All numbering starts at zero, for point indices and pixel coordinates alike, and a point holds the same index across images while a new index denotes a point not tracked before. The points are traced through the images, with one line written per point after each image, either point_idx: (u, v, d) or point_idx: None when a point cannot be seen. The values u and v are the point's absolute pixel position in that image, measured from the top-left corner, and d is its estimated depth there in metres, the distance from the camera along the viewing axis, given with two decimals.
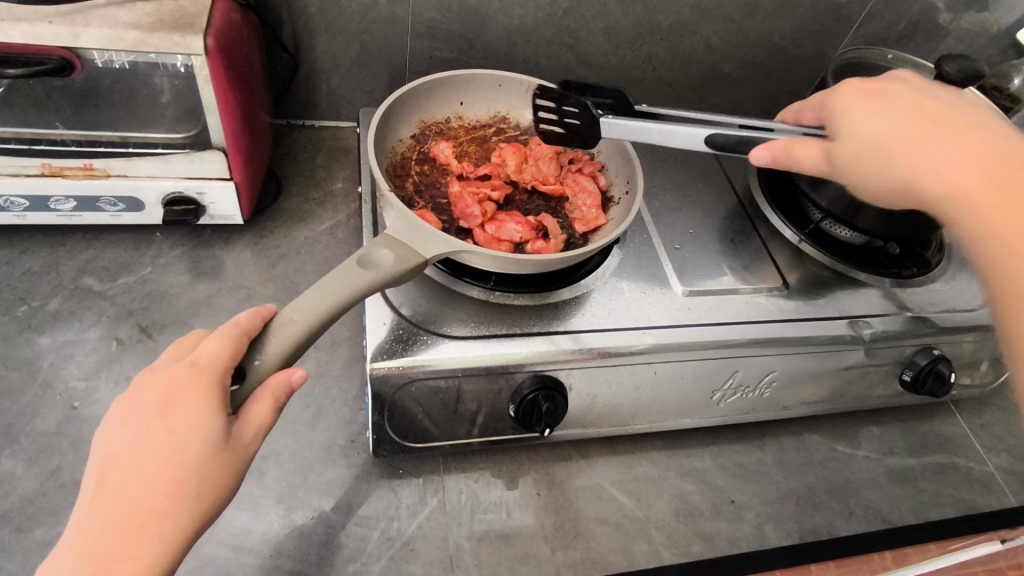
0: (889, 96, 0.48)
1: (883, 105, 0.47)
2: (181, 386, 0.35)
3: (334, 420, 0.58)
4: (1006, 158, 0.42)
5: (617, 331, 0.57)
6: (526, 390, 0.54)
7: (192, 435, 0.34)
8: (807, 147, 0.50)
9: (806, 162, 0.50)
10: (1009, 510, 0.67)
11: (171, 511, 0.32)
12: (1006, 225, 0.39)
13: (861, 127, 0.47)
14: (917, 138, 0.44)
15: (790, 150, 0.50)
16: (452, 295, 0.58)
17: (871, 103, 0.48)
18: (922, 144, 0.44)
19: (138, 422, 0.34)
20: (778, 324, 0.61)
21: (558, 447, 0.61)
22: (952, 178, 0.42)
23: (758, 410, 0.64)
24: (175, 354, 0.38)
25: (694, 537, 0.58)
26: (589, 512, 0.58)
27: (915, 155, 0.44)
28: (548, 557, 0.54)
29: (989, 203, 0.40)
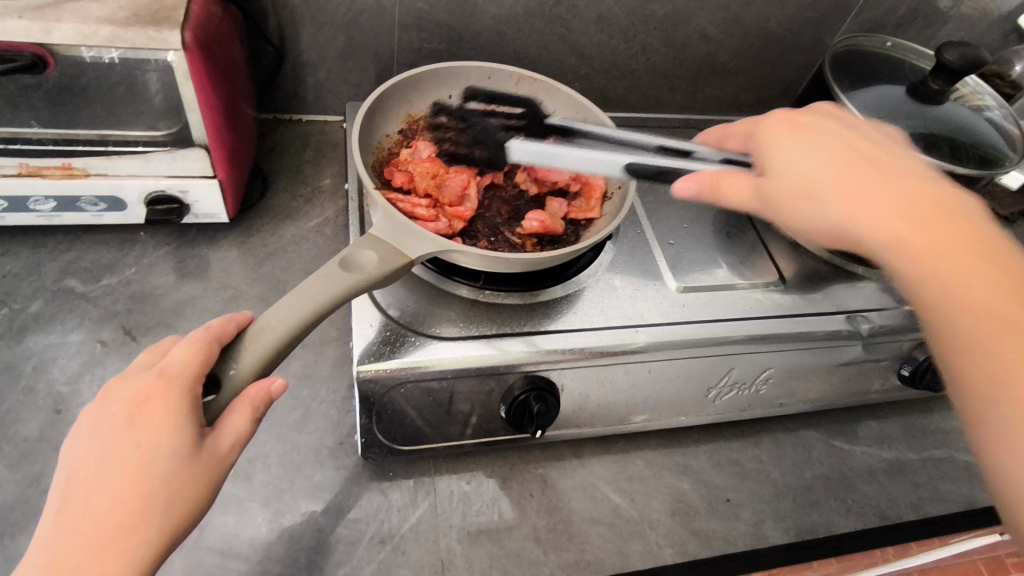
0: (813, 131, 0.48)
1: (813, 141, 0.47)
2: (149, 397, 0.34)
3: (322, 423, 0.57)
4: (925, 194, 0.43)
5: (611, 330, 0.56)
6: (516, 391, 0.53)
7: (158, 449, 0.33)
8: (734, 189, 0.48)
9: (733, 198, 0.48)
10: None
11: (140, 527, 0.31)
12: (932, 265, 0.41)
13: (794, 167, 0.46)
14: (840, 180, 0.44)
15: (725, 185, 0.48)
16: (441, 294, 0.57)
17: (799, 136, 0.48)
18: (849, 178, 0.44)
19: (103, 435, 0.33)
20: (775, 320, 0.60)
21: (551, 446, 0.60)
22: (890, 225, 0.42)
23: (754, 407, 0.63)
24: (142, 363, 0.37)
25: (690, 536, 0.57)
26: (582, 511, 0.57)
27: (844, 202, 0.44)
28: (542, 559, 0.53)
29: (915, 245, 0.42)
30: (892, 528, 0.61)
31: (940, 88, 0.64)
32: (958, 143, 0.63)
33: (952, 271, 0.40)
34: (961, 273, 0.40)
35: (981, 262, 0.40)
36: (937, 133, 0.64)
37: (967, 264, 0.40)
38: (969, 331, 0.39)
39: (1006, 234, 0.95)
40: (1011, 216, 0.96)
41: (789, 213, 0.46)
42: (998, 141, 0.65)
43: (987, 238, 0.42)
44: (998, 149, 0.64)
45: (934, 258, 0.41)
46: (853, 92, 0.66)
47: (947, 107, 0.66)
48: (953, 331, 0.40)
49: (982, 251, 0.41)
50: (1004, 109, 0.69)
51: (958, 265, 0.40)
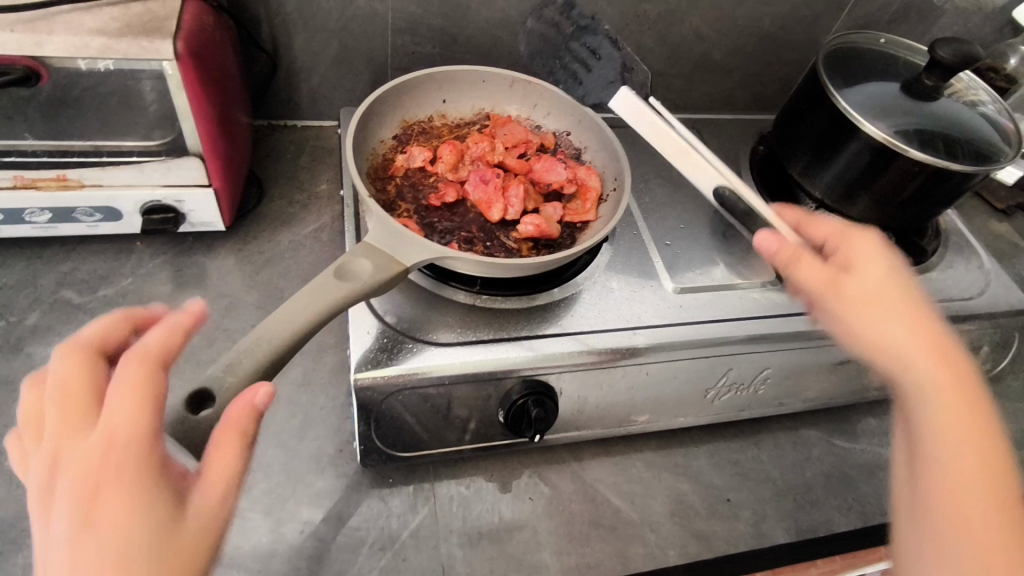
0: (877, 259, 0.43)
1: (881, 260, 0.43)
2: (86, 470, 0.28)
3: (321, 430, 0.57)
4: (949, 352, 0.40)
5: (608, 332, 0.56)
6: (515, 396, 0.53)
7: (135, 520, 0.28)
8: (811, 270, 0.43)
9: (810, 277, 0.43)
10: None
11: (105, 504, 0.28)
12: (938, 422, 0.38)
13: (865, 277, 0.42)
14: (893, 297, 0.41)
15: (787, 253, 0.45)
16: (437, 300, 0.57)
17: (876, 248, 0.44)
18: (902, 313, 0.41)
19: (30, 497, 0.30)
20: (771, 321, 0.60)
21: (550, 449, 0.60)
22: (922, 355, 0.39)
23: (753, 406, 0.63)
24: (35, 396, 0.33)
25: (692, 537, 0.57)
26: (582, 514, 0.57)
27: (865, 318, 0.41)
28: (543, 562, 0.53)
29: (935, 391, 0.38)
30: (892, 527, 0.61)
31: (934, 83, 0.64)
32: (953, 139, 0.63)
33: (951, 458, 0.37)
34: (960, 440, 0.37)
35: (974, 438, 0.37)
36: (933, 129, 0.63)
37: (961, 421, 0.37)
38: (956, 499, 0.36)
39: (1002, 228, 0.96)
40: (1007, 209, 0.96)
41: (855, 310, 0.41)
42: (993, 136, 0.65)
43: (992, 421, 0.38)
44: (993, 144, 0.64)
45: (946, 406, 0.38)
46: (848, 89, 0.66)
47: (942, 103, 0.66)
48: (933, 479, 0.37)
49: (982, 431, 0.38)
50: (998, 104, 0.69)
51: (954, 435, 0.37)
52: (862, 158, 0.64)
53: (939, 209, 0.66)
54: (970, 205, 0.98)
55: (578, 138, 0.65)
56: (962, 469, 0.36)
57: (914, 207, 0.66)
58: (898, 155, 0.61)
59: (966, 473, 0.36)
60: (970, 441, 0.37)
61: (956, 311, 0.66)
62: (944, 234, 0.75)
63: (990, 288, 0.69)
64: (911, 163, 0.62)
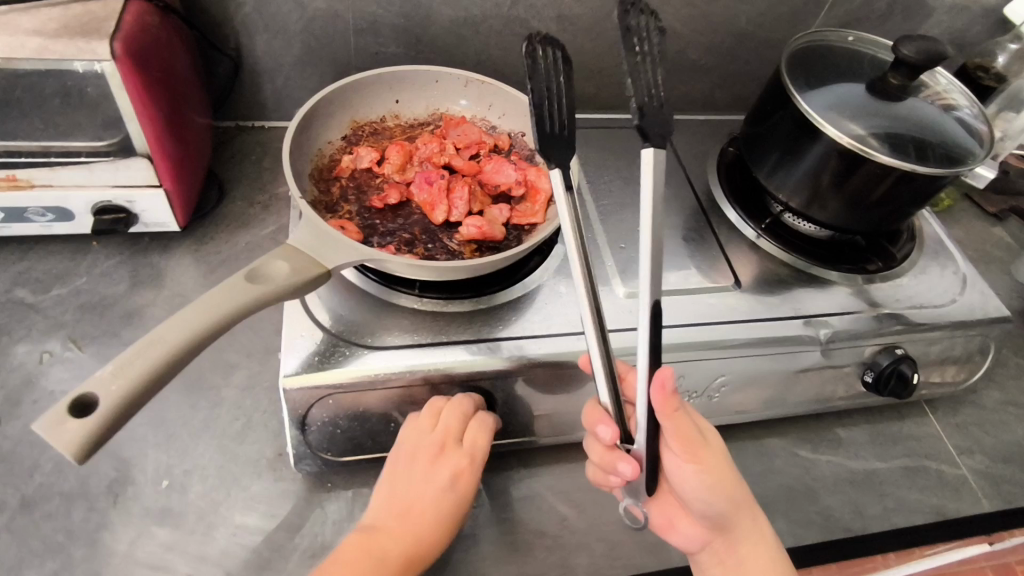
0: (711, 466, 0.49)
1: (700, 427, 0.50)
2: (462, 471, 0.50)
3: (263, 433, 0.56)
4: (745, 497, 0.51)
5: (551, 338, 0.55)
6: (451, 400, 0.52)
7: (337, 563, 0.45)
8: (680, 427, 0.47)
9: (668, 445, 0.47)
10: (982, 514, 0.63)
11: None
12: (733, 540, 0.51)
13: (692, 443, 0.47)
14: (714, 469, 0.49)
15: (671, 402, 0.45)
16: (379, 303, 0.56)
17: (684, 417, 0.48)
18: (717, 476, 0.49)
19: (423, 490, 0.49)
20: (724, 327, 0.58)
21: (497, 455, 0.59)
22: (731, 504, 0.50)
23: (709, 415, 0.61)
24: None
25: (639, 548, 0.56)
26: (526, 522, 0.56)
27: (746, 540, 0.51)
28: (481, 571, 0.53)
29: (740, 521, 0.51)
30: (851, 542, 0.59)
31: (899, 83, 0.63)
32: (923, 142, 0.61)
33: (753, 563, 0.51)
34: (745, 550, 0.51)
35: (757, 546, 0.51)
36: (902, 132, 0.61)
37: (746, 538, 0.51)
38: None
39: (995, 232, 0.92)
40: (999, 214, 0.93)
41: (709, 466, 0.48)
42: (966, 139, 0.63)
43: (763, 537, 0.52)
44: (965, 147, 0.62)
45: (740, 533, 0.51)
46: (813, 91, 0.64)
47: (912, 106, 0.63)
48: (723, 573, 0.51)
49: (755, 536, 0.51)
50: (975, 108, 0.67)
51: (740, 546, 0.51)
52: (827, 162, 0.62)
53: (910, 212, 0.64)
54: (962, 209, 0.95)
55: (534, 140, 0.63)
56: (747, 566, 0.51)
57: (884, 211, 0.63)
58: (865, 160, 0.59)
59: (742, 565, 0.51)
60: (767, 545, 0.52)
61: (926, 318, 0.63)
62: (920, 238, 0.72)
63: (965, 295, 0.66)
64: (877, 166, 0.59)
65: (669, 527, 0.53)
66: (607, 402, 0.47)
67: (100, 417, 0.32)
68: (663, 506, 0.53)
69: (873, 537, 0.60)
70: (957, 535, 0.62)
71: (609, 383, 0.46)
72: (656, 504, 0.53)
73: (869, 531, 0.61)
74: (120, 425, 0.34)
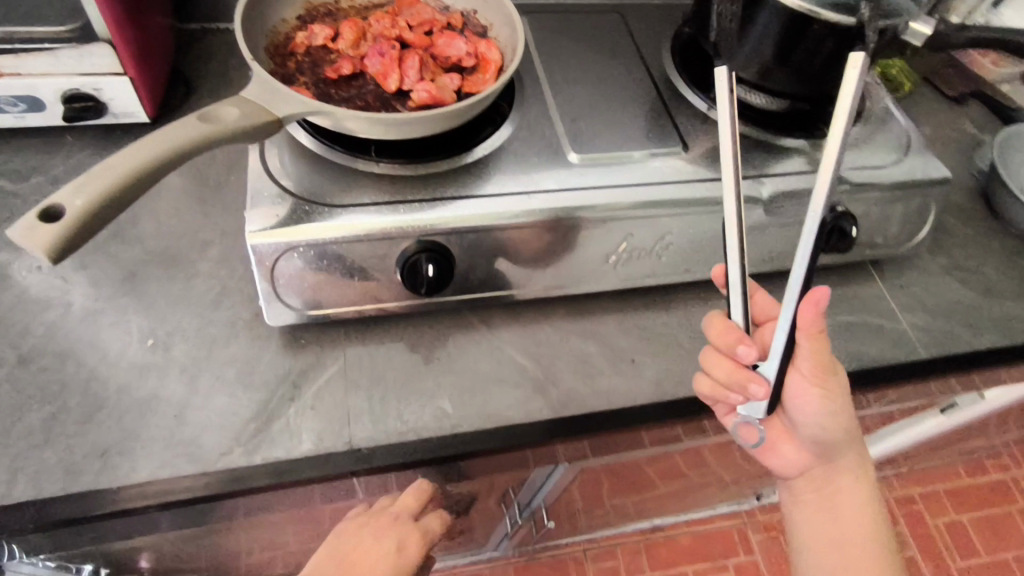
0: (832, 394, 0.54)
1: (835, 385, 0.54)
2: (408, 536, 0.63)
3: (238, 299, 0.60)
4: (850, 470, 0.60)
5: (503, 197, 0.58)
6: (409, 254, 0.55)
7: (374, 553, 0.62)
8: (818, 349, 0.50)
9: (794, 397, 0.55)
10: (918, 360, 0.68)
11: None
12: (832, 499, 0.60)
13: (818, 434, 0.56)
14: (836, 404, 0.55)
15: (817, 319, 0.47)
16: (336, 168, 0.58)
17: (821, 364, 0.52)
18: (833, 404, 0.55)
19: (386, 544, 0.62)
20: (670, 186, 0.61)
21: (459, 316, 0.63)
22: (842, 433, 0.57)
23: (658, 274, 0.65)
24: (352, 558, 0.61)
25: (591, 391, 0.60)
26: (486, 372, 0.60)
27: (849, 507, 0.60)
28: (445, 411, 0.57)
29: (834, 497, 0.60)
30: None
31: None
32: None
33: (851, 499, 0.61)
34: (850, 512, 0.60)
35: (860, 515, 0.60)
36: None
37: (845, 498, 0.60)
38: (825, 547, 0.60)
39: (956, 115, 0.94)
40: (960, 96, 0.95)
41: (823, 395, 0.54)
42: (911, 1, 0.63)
43: (868, 492, 0.61)
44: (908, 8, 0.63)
45: (836, 496, 0.60)
46: None
47: None
48: (813, 525, 0.61)
49: (861, 512, 0.60)
50: None
51: (841, 500, 0.60)
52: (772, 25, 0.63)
53: None
54: (924, 94, 0.96)
55: (485, 17, 0.65)
56: (843, 542, 0.60)
57: (828, 74, 0.65)
58: (812, 20, 0.60)
59: (829, 532, 0.60)
60: (864, 495, 0.61)
61: (868, 177, 0.66)
62: (870, 107, 0.74)
63: (908, 157, 0.69)
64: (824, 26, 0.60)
65: (771, 448, 0.61)
66: (740, 317, 0.52)
67: (66, 223, 0.36)
68: (773, 428, 0.61)
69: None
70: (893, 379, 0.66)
71: (740, 292, 0.50)
72: (766, 425, 0.61)
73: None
74: (87, 236, 0.38)
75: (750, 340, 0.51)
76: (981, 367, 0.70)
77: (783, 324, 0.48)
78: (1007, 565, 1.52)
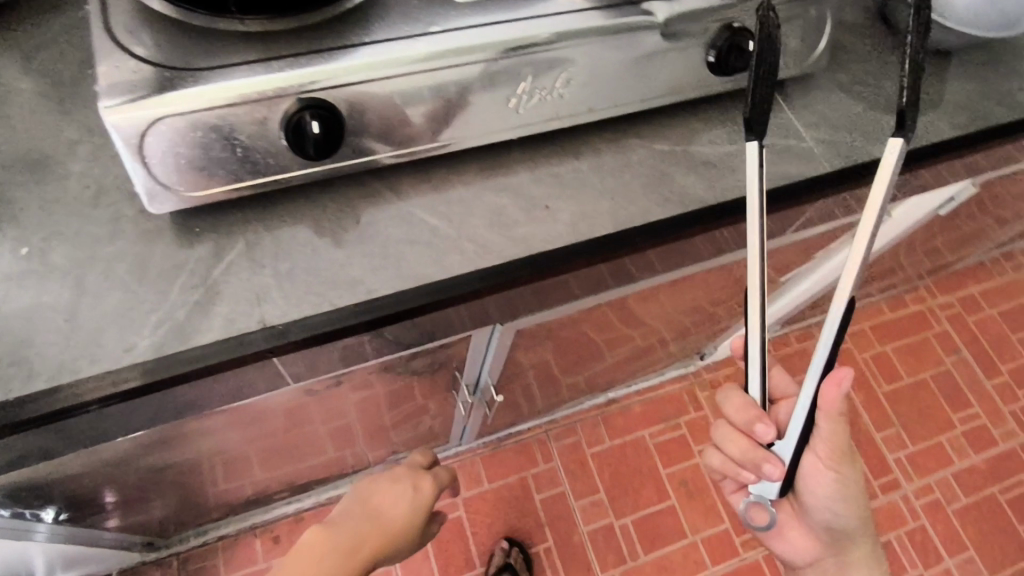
0: (845, 480, 0.72)
1: (842, 459, 0.70)
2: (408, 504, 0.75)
3: (118, 196, 0.56)
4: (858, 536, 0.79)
5: (385, 44, 0.53)
6: (291, 114, 0.51)
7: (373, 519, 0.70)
8: (835, 425, 0.66)
9: (816, 482, 0.73)
10: (826, 174, 0.69)
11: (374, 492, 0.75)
12: (862, 563, 0.80)
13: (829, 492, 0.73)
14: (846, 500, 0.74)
15: (835, 402, 0.62)
16: (197, 31, 0.52)
17: (832, 460, 0.70)
18: (845, 497, 0.73)
19: (390, 509, 0.72)
20: (562, 15, 0.57)
21: (363, 184, 0.61)
22: (855, 519, 0.77)
23: (561, 115, 0.63)
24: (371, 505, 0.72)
25: (508, 241, 0.59)
26: (397, 236, 0.58)
27: (856, 559, 0.80)
28: (359, 279, 0.55)
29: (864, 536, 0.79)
30: (706, 212, 0.64)
31: None
32: None
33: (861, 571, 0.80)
34: (862, 546, 0.79)
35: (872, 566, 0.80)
36: None
37: (861, 564, 0.80)
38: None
39: None
40: None
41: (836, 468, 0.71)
42: None
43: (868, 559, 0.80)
44: None
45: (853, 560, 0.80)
46: None
47: None
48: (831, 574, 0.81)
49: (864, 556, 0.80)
50: None
51: (857, 565, 0.80)
52: None
53: None
54: None
55: None
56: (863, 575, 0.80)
57: None
58: None
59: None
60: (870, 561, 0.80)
61: None
62: None
63: None
64: None
65: (781, 535, 0.81)
66: (756, 383, 0.66)
67: None
68: (784, 506, 0.80)
69: (727, 205, 0.65)
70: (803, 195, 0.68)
71: (761, 359, 0.62)
72: (779, 508, 0.81)
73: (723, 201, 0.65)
74: None
75: (765, 419, 0.66)
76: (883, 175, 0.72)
77: (805, 402, 0.62)
78: (926, 383, 1.67)
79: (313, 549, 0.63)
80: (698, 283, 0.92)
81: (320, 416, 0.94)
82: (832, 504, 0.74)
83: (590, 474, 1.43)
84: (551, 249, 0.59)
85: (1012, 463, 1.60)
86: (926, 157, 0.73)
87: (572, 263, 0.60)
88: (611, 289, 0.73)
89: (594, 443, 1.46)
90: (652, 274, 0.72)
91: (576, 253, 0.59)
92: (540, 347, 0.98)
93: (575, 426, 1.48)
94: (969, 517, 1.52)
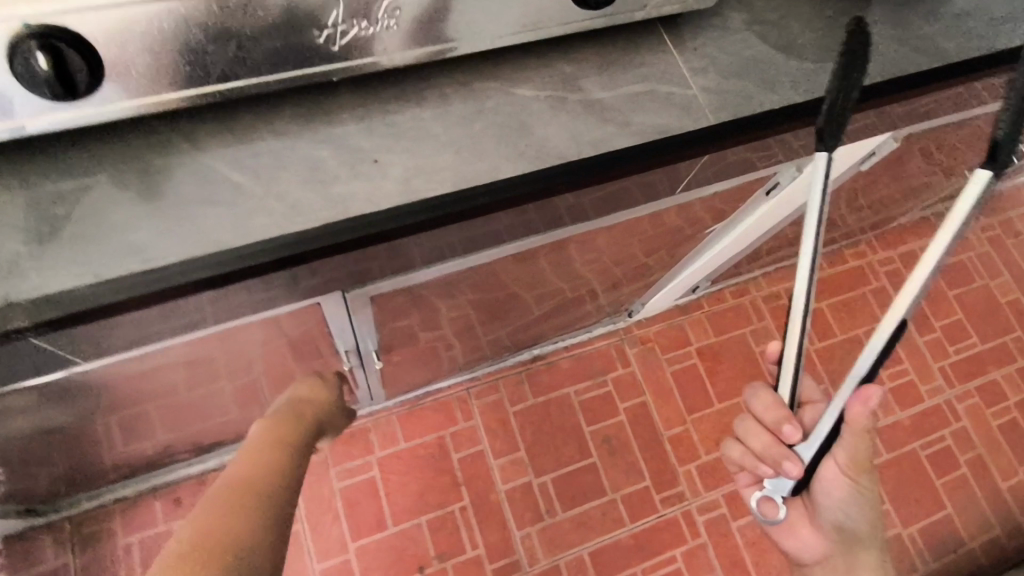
0: (861, 497, 0.74)
1: (862, 473, 0.72)
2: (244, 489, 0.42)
3: None
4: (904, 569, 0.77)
5: None
6: (18, 42, 0.41)
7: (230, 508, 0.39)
8: (857, 441, 0.69)
9: (831, 474, 0.73)
10: (713, 127, 0.61)
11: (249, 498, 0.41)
12: None
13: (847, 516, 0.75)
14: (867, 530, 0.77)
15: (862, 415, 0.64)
16: None
17: (851, 475, 0.73)
18: (866, 516, 0.76)
19: (205, 511, 0.38)
20: None
21: (154, 132, 0.52)
22: (866, 526, 0.77)
23: (387, 53, 0.52)
24: (224, 508, 0.39)
25: (325, 201, 0.51)
26: (190, 194, 0.50)
27: None
28: (141, 241, 0.48)
29: None
30: (567, 169, 0.56)
31: None
32: None
33: None
34: None
35: None
36: None
37: None
38: None
39: None
40: None
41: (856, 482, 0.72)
42: None
43: None
44: None
45: None
46: None
47: None
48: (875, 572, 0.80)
49: None
50: None
51: None
52: None
53: None
54: None
55: None
56: None
57: None
58: None
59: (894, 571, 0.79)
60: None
61: None
62: None
63: None
64: None
65: (790, 538, 0.80)
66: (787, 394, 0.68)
67: None
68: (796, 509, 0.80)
69: (593, 161, 0.57)
70: (683, 152, 0.60)
71: (794, 361, 0.65)
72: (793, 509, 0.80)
73: (590, 156, 0.57)
74: None
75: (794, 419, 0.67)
76: (784, 128, 0.64)
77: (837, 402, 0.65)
78: (859, 340, 1.66)
79: (238, 471, 0.44)
80: (595, 243, 0.85)
81: (187, 383, 0.88)
82: (844, 509, 0.75)
83: (511, 433, 1.40)
84: (374, 213, 0.51)
85: (936, 420, 1.61)
86: (833, 108, 0.65)
87: (400, 228, 0.52)
88: (474, 252, 0.65)
89: (517, 402, 1.43)
90: (519, 236, 0.65)
91: (411, 215, 0.51)
92: (434, 312, 0.91)
93: (498, 384, 1.44)
94: (889, 472, 1.54)
